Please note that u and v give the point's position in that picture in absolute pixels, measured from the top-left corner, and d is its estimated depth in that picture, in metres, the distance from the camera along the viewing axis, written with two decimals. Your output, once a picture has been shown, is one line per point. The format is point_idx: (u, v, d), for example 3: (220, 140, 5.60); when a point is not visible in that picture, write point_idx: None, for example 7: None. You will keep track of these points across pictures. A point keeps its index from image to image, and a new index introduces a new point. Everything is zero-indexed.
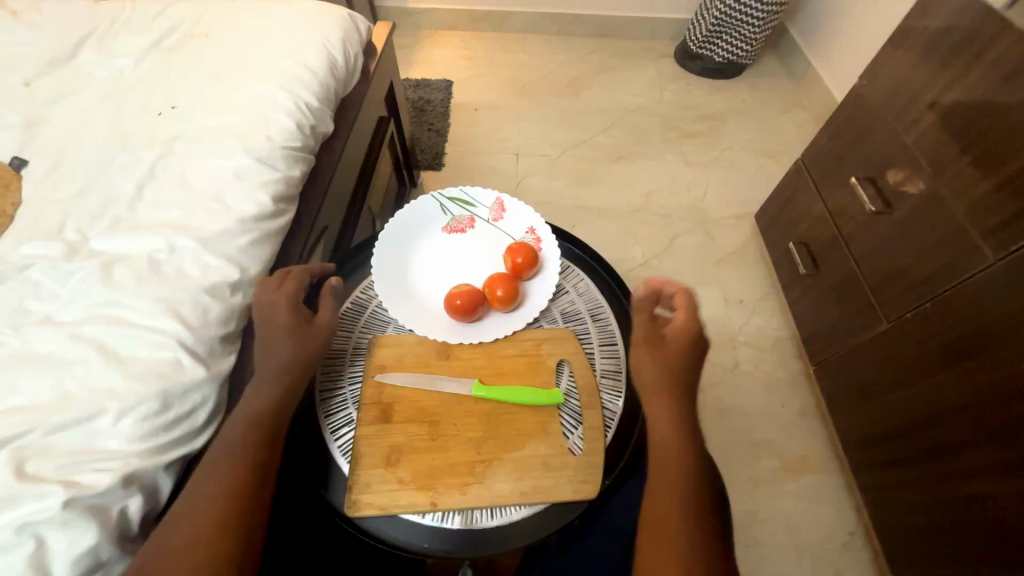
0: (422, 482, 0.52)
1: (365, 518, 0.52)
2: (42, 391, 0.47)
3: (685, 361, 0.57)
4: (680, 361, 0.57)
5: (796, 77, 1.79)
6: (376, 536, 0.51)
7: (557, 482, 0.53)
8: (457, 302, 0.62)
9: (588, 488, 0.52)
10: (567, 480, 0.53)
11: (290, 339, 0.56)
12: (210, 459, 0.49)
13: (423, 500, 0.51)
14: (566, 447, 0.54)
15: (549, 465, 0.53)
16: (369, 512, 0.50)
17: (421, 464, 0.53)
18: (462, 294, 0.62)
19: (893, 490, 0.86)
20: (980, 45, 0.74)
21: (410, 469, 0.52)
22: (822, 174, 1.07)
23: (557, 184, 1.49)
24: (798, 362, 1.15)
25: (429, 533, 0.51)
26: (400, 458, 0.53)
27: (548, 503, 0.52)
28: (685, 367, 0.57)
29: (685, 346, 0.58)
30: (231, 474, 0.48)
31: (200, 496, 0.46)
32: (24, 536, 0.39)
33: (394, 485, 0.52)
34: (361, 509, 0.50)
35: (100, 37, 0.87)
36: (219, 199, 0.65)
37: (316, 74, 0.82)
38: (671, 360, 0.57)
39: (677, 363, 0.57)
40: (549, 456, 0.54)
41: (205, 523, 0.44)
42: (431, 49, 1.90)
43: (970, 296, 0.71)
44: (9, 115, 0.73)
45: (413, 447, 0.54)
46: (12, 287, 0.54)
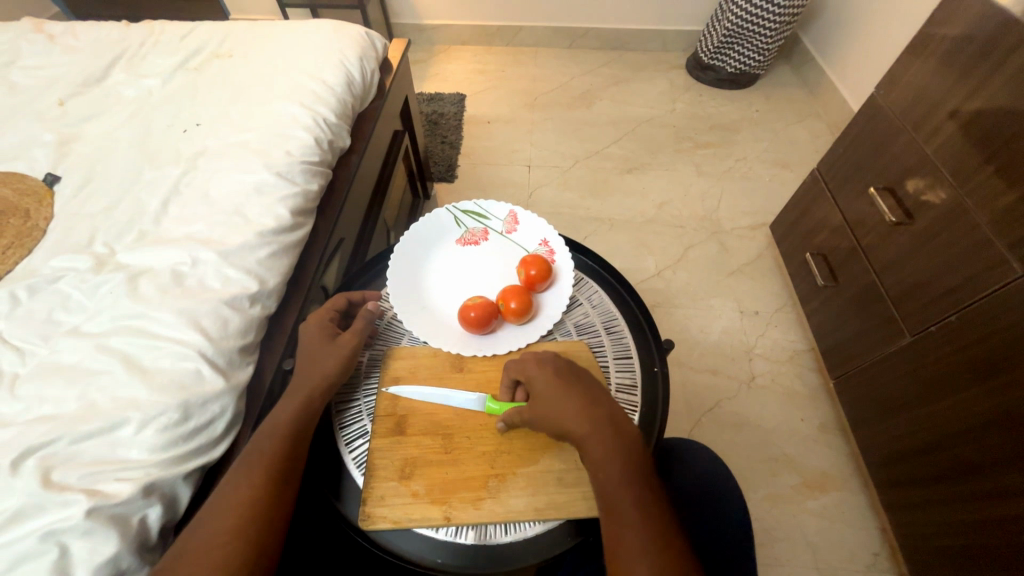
0: (436, 496, 0.51)
1: (379, 532, 0.51)
2: (69, 401, 0.48)
3: (560, 395, 0.52)
4: (556, 398, 0.52)
5: (810, 86, 1.78)
6: (390, 550, 0.50)
7: (571, 497, 0.52)
8: (471, 312, 0.62)
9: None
10: (581, 496, 0.52)
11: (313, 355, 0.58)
12: (236, 468, 0.49)
13: (437, 514, 0.50)
14: (580, 462, 0.54)
15: (564, 480, 0.53)
16: (382, 526, 0.50)
17: (435, 478, 0.52)
18: (476, 306, 0.62)
19: (920, 510, 0.82)
20: (1000, 53, 0.72)
21: (425, 482, 0.52)
22: (839, 184, 1.06)
23: (569, 194, 1.49)
24: (817, 375, 1.13)
25: (443, 548, 0.51)
26: (414, 471, 0.53)
27: (563, 520, 0.52)
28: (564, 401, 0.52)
29: (540, 374, 0.54)
30: (256, 484, 0.48)
31: (222, 504, 0.46)
32: (48, 543, 0.40)
33: (408, 498, 0.51)
34: (375, 523, 0.50)
35: (130, 59, 0.91)
36: (240, 213, 0.67)
37: (334, 91, 0.85)
38: (552, 387, 0.53)
39: (549, 394, 0.52)
40: (563, 472, 0.53)
41: (223, 530, 0.44)
42: (445, 64, 1.94)
43: (998, 309, 0.69)
44: (43, 134, 0.76)
45: (427, 460, 0.54)
46: (43, 299, 0.56)
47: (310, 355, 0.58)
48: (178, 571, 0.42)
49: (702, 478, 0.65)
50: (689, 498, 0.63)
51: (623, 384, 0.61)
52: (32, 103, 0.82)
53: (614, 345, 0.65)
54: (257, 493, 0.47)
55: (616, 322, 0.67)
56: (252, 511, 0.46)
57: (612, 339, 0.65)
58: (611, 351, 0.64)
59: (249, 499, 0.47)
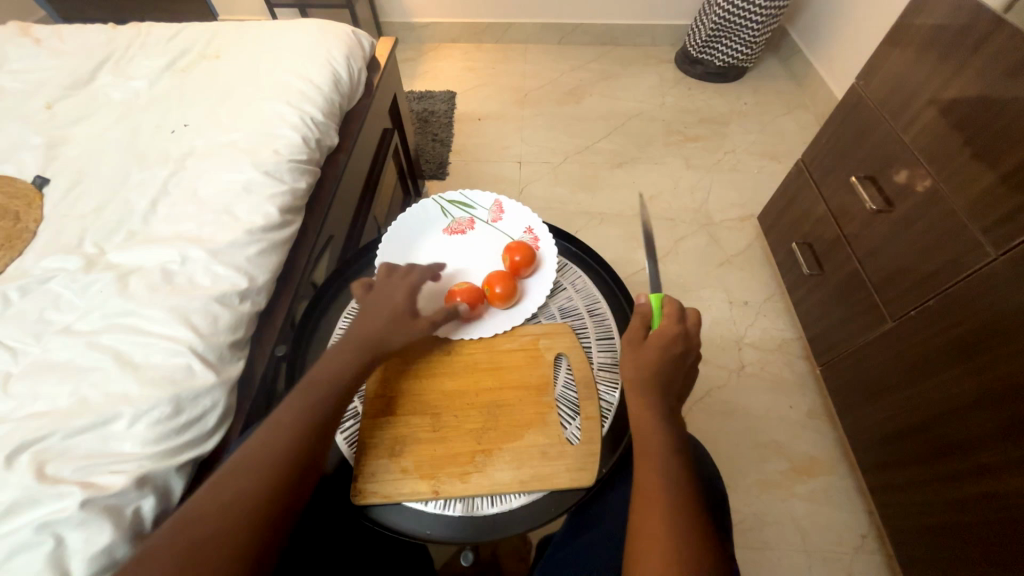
0: (425, 471, 0.53)
1: (370, 506, 0.53)
2: (62, 397, 0.49)
3: (660, 359, 0.55)
4: (655, 360, 0.55)
5: (797, 79, 1.80)
6: (381, 523, 0.52)
7: (555, 471, 0.53)
8: (454, 294, 0.64)
9: (585, 477, 0.53)
10: (564, 468, 0.53)
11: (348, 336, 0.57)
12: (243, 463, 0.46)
13: (426, 488, 0.52)
14: (564, 436, 0.55)
15: (548, 454, 0.54)
16: (374, 501, 0.52)
17: (423, 454, 0.54)
18: (461, 298, 0.64)
19: (904, 490, 0.84)
20: (974, 41, 0.74)
21: (414, 458, 0.54)
22: (823, 173, 1.07)
23: (560, 190, 1.50)
24: (805, 363, 1.15)
25: (432, 520, 0.53)
26: (403, 448, 0.54)
27: (547, 491, 0.53)
28: (662, 365, 0.55)
29: (668, 343, 0.56)
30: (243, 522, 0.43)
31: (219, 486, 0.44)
32: (44, 534, 0.41)
33: (398, 474, 0.53)
34: (367, 498, 0.52)
35: (117, 61, 0.91)
36: (229, 212, 0.67)
37: (321, 90, 0.86)
38: (649, 351, 0.56)
39: (661, 361, 0.55)
40: (547, 446, 0.54)
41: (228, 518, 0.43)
42: (435, 62, 1.94)
43: (973, 291, 0.71)
44: (32, 137, 0.77)
45: (415, 437, 0.55)
46: (35, 299, 0.57)
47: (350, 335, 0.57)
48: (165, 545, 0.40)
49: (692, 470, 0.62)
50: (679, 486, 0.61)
51: (605, 364, 0.63)
52: (20, 106, 0.82)
53: (597, 326, 0.66)
54: (240, 531, 0.42)
55: (599, 305, 0.68)
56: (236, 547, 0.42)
57: (595, 321, 0.66)
58: (593, 332, 0.65)
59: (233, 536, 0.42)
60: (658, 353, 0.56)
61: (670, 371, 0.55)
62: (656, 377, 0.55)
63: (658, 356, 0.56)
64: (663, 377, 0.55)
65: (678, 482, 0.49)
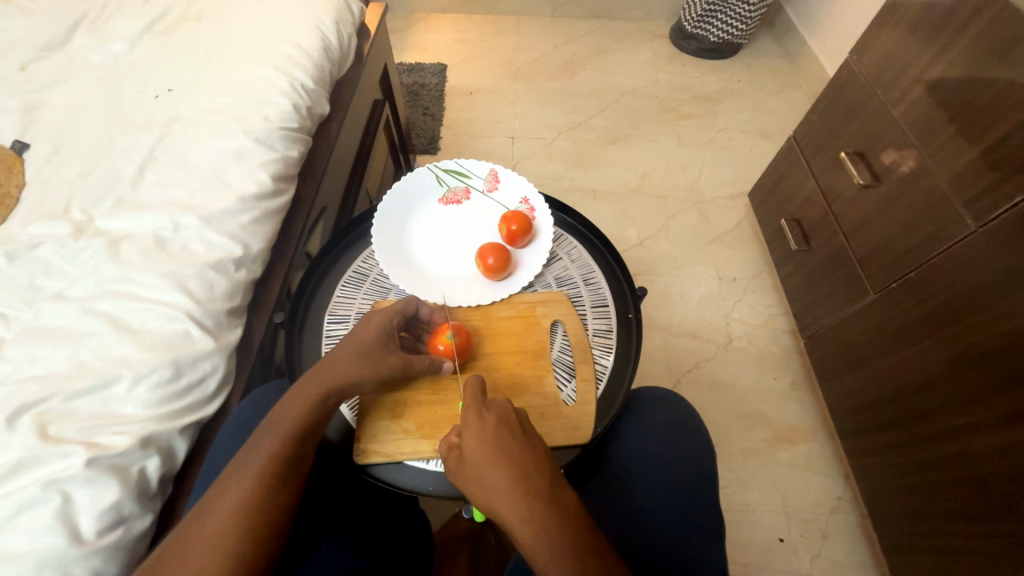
0: (426, 432, 0.55)
1: (373, 466, 0.55)
2: (59, 361, 0.49)
3: (488, 419, 0.48)
4: (485, 423, 0.48)
5: (791, 56, 1.79)
6: (385, 481, 0.54)
7: (552, 429, 0.56)
8: (440, 342, 0.57)
9: (581, 435, 0.55)
10: (561, 427, 0.56)
11: (363, 356, 0.52)
12: (261, 433, 0.49)
13: (428, 447, 0.54)
14: (560, 398, 0.58)
15: (545, 414, 0.56)
16: (377, 460, 0.54)
17: (424, 416, 0.56)
18: (435, 351, 0.58)
19: (878, 453, 0.89)
20: (964, 16, 0.75)
21: (415, 419, 0.56)
22: (813, 150, 1.08)
23: (553, 166, 1.50)
24: (789, 337, 1.18)
25: (434, 477, 0.54)
26: (404, 410, 0.56)
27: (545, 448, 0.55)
28: (493, 425, 0.47)
29: (479, 401, 0.49)
30: (254, 487, 0.45)
31: (246, 465, 0.47)
32: (50, 492, 0.42)
33: (400, 434, 0.55)
34: (370, 457, 0.54)
35: (93, 22, 0.87)
36: (220, 179, 0.66)
37: (310, 56, 0.83)
38: (475, 420, 0.48)
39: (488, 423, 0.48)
40: (544, 407, 0.57)
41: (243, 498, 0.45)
42: (426, 32, 1.89)
43: (952, 264, 0.74)
44: (8, 99, 0.74)
45: (416, 400, 0.57)
46: (22, 266, 0.56)
47: (363, 342, 0.53)
48: (198, 525, 0.43)
49: (685, 427, 0.63)
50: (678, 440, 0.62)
51: (599, 330, 0.64)
52: None
53: (592, 294, 0.67)
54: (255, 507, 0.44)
55: (594, 274, 0.69)
56: (252, 512, 0.44)
57: (590, 290, 0.68)
58: (588, 300, 0.67)
59: (247, 502, 0.44)
60: (480, 416, 0.48)
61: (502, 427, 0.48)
62: (497, 443, 0.46)
63: (481, 422, 0.48)
64: (501, 436, 0.47)
65: (528, 496, 0.44)
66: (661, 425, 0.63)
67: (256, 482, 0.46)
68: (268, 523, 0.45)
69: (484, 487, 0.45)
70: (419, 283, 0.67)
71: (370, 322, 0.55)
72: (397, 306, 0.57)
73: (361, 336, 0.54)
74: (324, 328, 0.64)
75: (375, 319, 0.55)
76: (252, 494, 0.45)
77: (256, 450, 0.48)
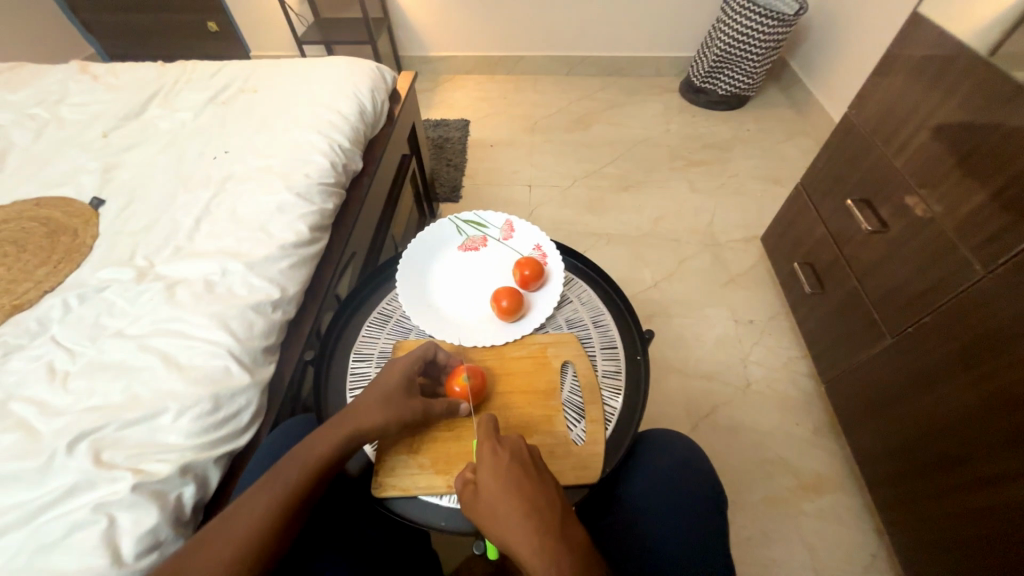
0: (440, 468, 0.57)
1: (389, 500, 0.57)
2: (115, 393, 0.54)
3: (503, 455, 0.50)
4: (500, 458, 0.50)
5: (798, 106, 1.86)
6: (400, 515, 0.56)
7: (561, 468, 0.57)
8: (457, 383, 0.60)
9: (589, 474, 0.56)
10: (570, 466, 0.57)
11: (387, 400, 0.56)
12: (285, 461, 0.52)
13: (442, 483, 0.56)
14: (570, 437, 0.59)
15: (555, 453, 0.58)
16: (393, 494, 0.56)
17: (439, 452, 0.58)
18: (452, 393, 0.61)
19: (906, 504, 0.85)
20: (954, 75, 0.79)
21: (430, 455, 0.58)
22: (821, 196, 1.11)
23: (568, 211, 1.57)
24: (811, 381, 1.16)
25: (446, 513, 0.56)
26: (420, 446, 0.59)
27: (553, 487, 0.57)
28: (507, 460, 0.50)
29: (495, 438, 0.52)
30: (264, 514, 0.48)
31: (264, 491, 0.49)
32: (99, 514, 0.46)
33: (415, 470, 0.57)
34: (386, 491, 0.56)
35: (165, 95, 1.01)
36: (264, 229, 0.74)
37: (348, 120, 0.93)
38: (490, 456, 0.50)
39: (503, 458, 0.50)
40: (554, 446, 0.59)
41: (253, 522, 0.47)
42: (451, 92, 2.06)
43: (966, 308, 0.73)
44: (90, 162, 0.85)
45: (432, 436, 0.60)
46: (91, 306, 0.63)
47: (388, 386, 0.57)
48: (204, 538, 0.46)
49: (692, 463, 0.64)
50: (687, 476, 0.63)
51: (608, 371, 0.66)
52: (78, 136, 0.91)
53: (601, 336, 0.70)
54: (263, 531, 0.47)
55: (604, 317, 0.72)
56: (258, 535, 0.46)
57: (600, 332, 0.71)
58: (598, 342, 0.70)
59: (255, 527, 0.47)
60: (495, 452, 0.50)
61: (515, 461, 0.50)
62: (511, 476, 0.48)
63: (496, 458, 0.50)
64: (515, 471, 0.49)
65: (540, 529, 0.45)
66: (672, 462, 0.64)
67: (269, 509, 0.48)
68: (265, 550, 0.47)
69: (498, 521, 0.47)
70: (437, 325, 0.71)
71: (396, 366, 0.59)
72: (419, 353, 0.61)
73: (387, 381, 0.58)
74: (349, 365, 0.69)
75: (399, 364, 0.59)
76: (265, 520, 0.47)
77: (278, 476, 0.51)
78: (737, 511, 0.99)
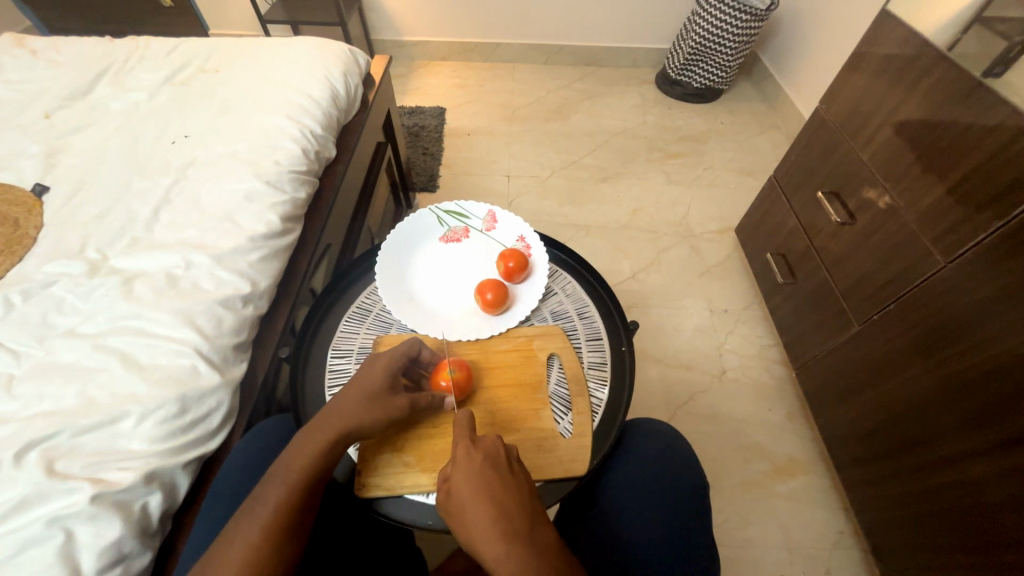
0: (426, 465, 0.56)
1: (374, 500, 0.55)
2: (68, 397, 0.50)
3: (476, 457, 0.49)
4: (473, 460, 0.49)
5: (769, 100, 1.91)
6: (386, 514, 0.55)
7: (550, 461, 0.57)
8: (443, 379, 0.59)
9: (577, 466, 0.57)
10: (559, 459, 0.57)
11: (370, 404, 0.54)
12: (269, 480, 0.49)
13: (427, 480, 0.55)
14: (557, 430, 0.59)
15: (543, 446, 0.58)
16: (377, 494, 0.55)
17: (425, 449, 0.57)
18: (438, 388, 0.59)
19: (872, 484, 0.89)
20: (917, 71, 0.82)
21: (416, 453, 0.57)
22: (793, 189, 1.15)
23: (548, 203, 1.56)
24: (782, 368, 1.20)
25: (433, 511, 0.55)
26: (405, 444, 0.57)
27: (540, 481, 0.56)
28: (480, 461, 0.49)
29: (469, 438, 0.51)
30: (257, 539, 0.45)
31: (253, 515, 0.47)
32: (54, 529, 0.42)
33: (401, 468, 0.56)
34: (370, 491, 0.55)
35: (115, 73, 0.93)
36: (231, 219, 0.70)
37: (319, 104, 0.89)
38: (463, 457, 0.49)
39: (476, 459, 0.49)
40: (541, 438, 0.58)
41: (247, 550, 0.45)
42: (426, 78, 2.00)
43: (928, 296, 0.77)
44: (31, 145, 0.78)
45: (418, 433, 0.58)
46: (37, 303, 0.58)
47: (369, 390, 0.55)
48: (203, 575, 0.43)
49: (669, 444, 0.66)
50: (666, 456, 0.65)
51: (594, 363, 0.66)
52: (17, 117, 0.83)
53: (586, 328, 0.70)
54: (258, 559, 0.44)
55: (588, 308, 0.72)
56: (257, 565, 0.44)
57: (584, 323, 0.70)
58: (583, 333, 0.69)
59: (250, 554, 0.44)
60: (469, 453, 0.49)
61: (489, 464, 0.49)
62: (482, 479, 0.48)
63: (469, 460, 0.49)
64: (487, 473, 0.48)
65: (507, 535, 0.44)
66: (653, 447, 0.65)
67: (259, 534, 0.46)
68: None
69: (466, 523, 0.46)
70: (419, 319, 0.69)
71: (375, 365, 0.57)
72: (396, 351, 0.59)
73: (367, 383, 0.55)
74: (328, 362, 0.66)
75: (380, 362, 0.57)
76: (259, 546, 0.45)
77: (259, 502, 0.48)
78: (715, 495, 1.02)
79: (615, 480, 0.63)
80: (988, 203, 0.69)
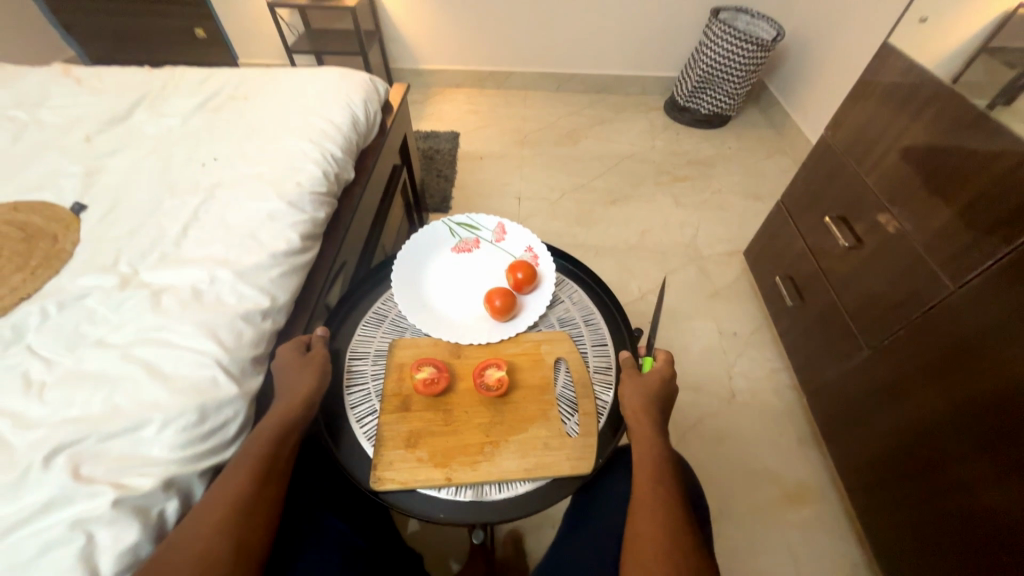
0: (438, 460, 0.57)
1: (387, 492, 0.57)
2: (95, 404, 0.52)
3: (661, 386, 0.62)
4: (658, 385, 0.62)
5: (777, 126, 1.94)
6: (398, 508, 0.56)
7: (557, 458, 0.58)
8: (417, 376, 0.63)
9: (585, 465, 0.57)
10: (566, 456, 0.58)
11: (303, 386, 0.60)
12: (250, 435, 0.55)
13: (439, 475, 0.56)
14: (564, 430, 0.60)
15: (550, 444, 0.59)
16: (391, 487, 0.56)
17: (437, 445, 0.58)
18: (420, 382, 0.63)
19: (889, 512, 0.86)
20: (921, 99, 0.83)
21: (427, 449, 0.58)
22: (800, 212, 1.16)
23: (557, 224, 1.59)
24: (792, 390, 1.19)
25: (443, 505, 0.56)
26: (417, 441, 0.59)
27: (548, 478, 0.57)
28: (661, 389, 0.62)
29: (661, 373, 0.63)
30: (240, 486, 0.50)
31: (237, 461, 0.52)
32: (76, 531, 0.44)
33: (413, 463, 0.57)
34: (385, 484, 0.56)
35: (152, 100, 0.99)
36: (254, 237, 0.73)
37: (340, 130, 0.94)
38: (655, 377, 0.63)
39: (659, 386, 0.62)
40: (549, 438, 0.59)
41: (233, 491, 0.49)
42: (441, 105, 2.08)
43: (941, 320, 0.76)
44: (72, 166, 0.83)
45: (429, 431, 0.59)
46: (70, 315, 0.61)
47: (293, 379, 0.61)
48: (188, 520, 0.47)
49: None
50: None
51: (600, 367, 0.67)
52: (60, 139, 0.89)
53: (592, 334, 0.71)
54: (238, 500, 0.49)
55: (594, 316, 0.73)
56: (236, 509, 0.48)
57: (591, 330, 0.72)
58: (588, 339, 0.71)
59: (229, 508, 0.48)
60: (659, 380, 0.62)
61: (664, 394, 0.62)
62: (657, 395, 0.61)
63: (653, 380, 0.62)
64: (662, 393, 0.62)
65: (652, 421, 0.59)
66: None
67: (243, 482, 0.50)
68: (264, 534, 0.49)
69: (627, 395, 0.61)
70: (428, 321, 0.71)
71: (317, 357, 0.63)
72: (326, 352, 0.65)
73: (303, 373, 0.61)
74: (346, 364, 0.68)
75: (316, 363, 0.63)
76: (240, 491, 0.49)
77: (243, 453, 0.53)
78: (724, 520, 1.00)
79: (618, 486, 0.64)
80: (995, 228, 0.69)
